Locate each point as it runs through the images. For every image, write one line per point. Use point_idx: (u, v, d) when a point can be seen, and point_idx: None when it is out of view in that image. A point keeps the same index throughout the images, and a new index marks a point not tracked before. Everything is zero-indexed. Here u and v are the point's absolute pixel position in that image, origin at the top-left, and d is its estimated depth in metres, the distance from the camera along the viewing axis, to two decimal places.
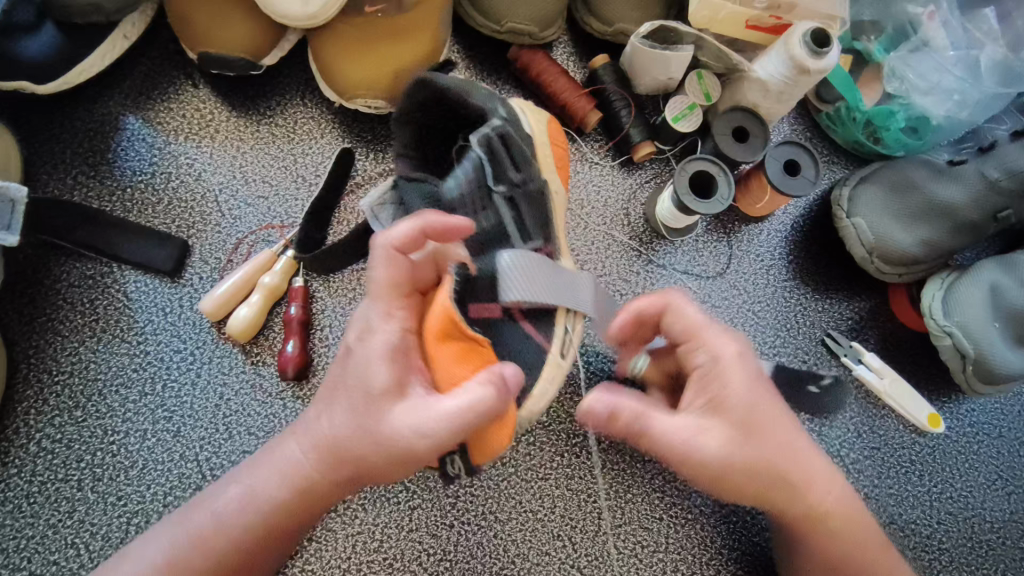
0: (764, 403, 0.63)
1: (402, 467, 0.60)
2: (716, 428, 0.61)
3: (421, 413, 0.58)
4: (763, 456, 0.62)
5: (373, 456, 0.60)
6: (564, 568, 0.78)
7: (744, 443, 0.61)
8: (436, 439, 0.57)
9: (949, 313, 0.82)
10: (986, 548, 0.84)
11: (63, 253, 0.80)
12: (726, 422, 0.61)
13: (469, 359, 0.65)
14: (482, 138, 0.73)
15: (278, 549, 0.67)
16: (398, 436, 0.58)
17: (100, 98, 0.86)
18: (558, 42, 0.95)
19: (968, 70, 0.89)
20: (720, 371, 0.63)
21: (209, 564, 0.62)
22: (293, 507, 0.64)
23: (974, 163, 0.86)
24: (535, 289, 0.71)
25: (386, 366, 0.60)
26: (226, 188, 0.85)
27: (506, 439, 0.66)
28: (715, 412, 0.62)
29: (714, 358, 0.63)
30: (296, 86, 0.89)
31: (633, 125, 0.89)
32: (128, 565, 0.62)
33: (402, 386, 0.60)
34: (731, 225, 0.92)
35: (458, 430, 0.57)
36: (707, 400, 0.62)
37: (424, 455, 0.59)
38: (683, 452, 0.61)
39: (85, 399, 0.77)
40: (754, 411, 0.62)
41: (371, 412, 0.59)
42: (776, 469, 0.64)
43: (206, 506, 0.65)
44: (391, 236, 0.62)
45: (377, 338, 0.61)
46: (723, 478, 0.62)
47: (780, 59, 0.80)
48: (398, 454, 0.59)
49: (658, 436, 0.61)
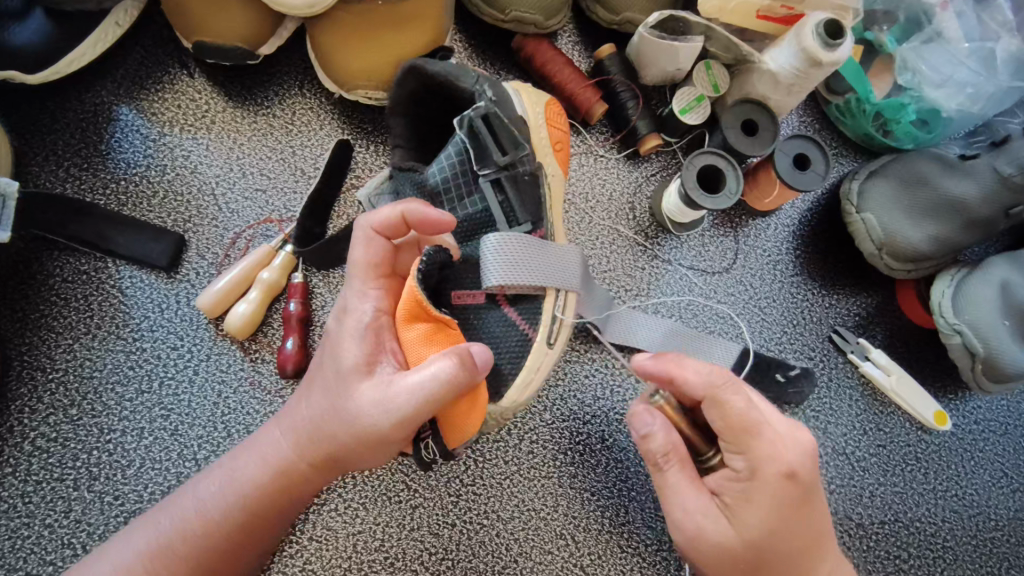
0: (796, 498, 0.57)
1: (374, 447, 0.58)
2: (746, 516, 0.57)
3: (386, 387, 0.57)
4: (773, 549, 0.57)
5: (343, 433, 0.58)
6: (567, 567, 0.77)
7: (755, 545, 0.57)
8: (400, 412, 0.56)
9: (959, 310, 0.81)
10: (992, 546, 0.84)
11: (56, 247, 0.78)
12: (752, 509, 0.57)
13: (436, 341, 0.61)
14: (465, 122, 0.69)
15: (263, 539, 0.65)
16: (364, 410, 0.57)
17: (92, 87, 0.83)
18: (562, 32, 0.93)
19: (981, 62, 0.87)
20: (759, 459, 0.57)
21: (191, 550, 0.61)
22: (274, 491, 0.63)
23: (986, 158, 0.83)
24: (520, 274, 0.68)
25: (357, 342, 0.59)
26: (223, 181, 0.83)
27: (479, 423, 0.64)
28: (750, 498, 0.57)
29: (752, 462, 0.57)
30: (295, 76, 0.86)
31: (640, 117, 0.87)
32: (111, 554, 0.61)
33: (372, 363, 0.59)
34: (738, 220, 0.90)
35: (421, 403, 0.55)
36: (734, 500, 0.57)
37: (392, 431, 0.57)
38: (696, 518, 0.58)
39: (80, 396, 0.75)
40: (781, 499, 0.57)
41: (342, 388, 0.59)
42: (784, 564, 0.58)
43: (185, 492, 0.64)
44: (372, 217, 0.62)
45: (351, 317, 0.61)
46: (728, 565, 0.58)
47: (792, 50, 0.78)
48: (369, 432, 0.57)
49: (672, 491, 0.59)
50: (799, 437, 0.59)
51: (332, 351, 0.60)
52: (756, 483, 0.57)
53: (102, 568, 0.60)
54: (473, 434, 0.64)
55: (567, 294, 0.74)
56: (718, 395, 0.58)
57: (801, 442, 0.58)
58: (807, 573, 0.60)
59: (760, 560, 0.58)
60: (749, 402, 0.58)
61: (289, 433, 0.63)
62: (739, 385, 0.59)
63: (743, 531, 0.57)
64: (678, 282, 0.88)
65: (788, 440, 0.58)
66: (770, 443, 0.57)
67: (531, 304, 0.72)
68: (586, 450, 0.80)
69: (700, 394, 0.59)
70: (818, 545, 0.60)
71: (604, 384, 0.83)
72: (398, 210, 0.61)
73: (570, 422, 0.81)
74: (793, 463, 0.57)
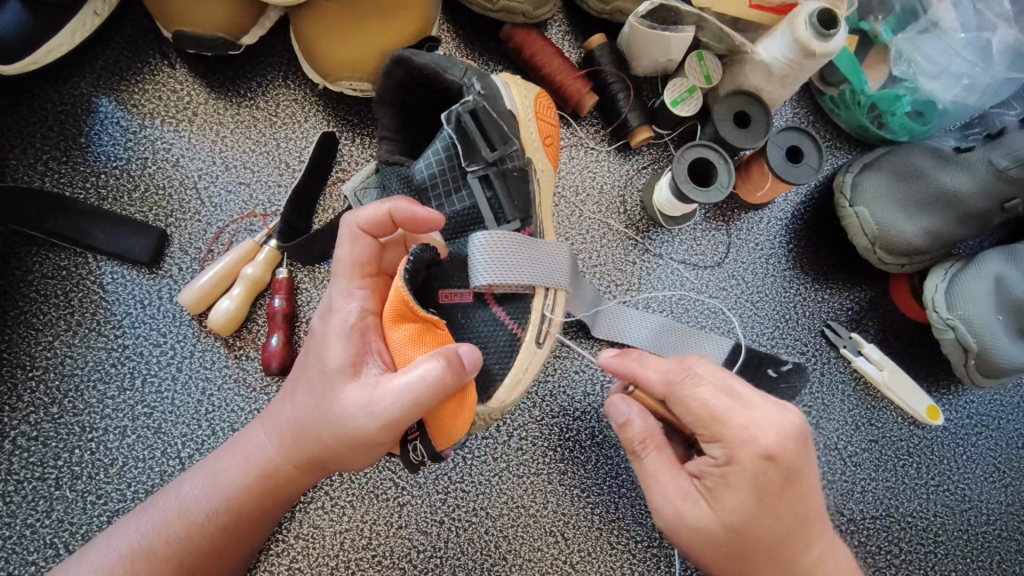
0: (778, 483, 0.55)
1: (360, 450, 0.57)
2: (724, 501, 0.56)
3: (372, 389, 0.56)
4: (757, 535, 0.56)
5: (327, 435, 0.57)
6: (557, 564, 0.76)
7: (737, 530, 0.56)
8: (386, 416, 0.55)
9: (952, 305, 0.80)
10: (983, 541, 0.84)
11: (35, 243, 0.77)
12: (730, 494, 0.55)
13: (424, 342, 0.59)
14: (453, 116, 0.67)
15: (247, 539, 0.64)
16: (350, 413, 0.56)
17: (70, 79, 0.81)
18: (553, 22, 0.91)
19: (978, 53, 0.86)
20: (733, 445, 0.55)
21: (174, 552, 0.60)
22: (257, 493, 0.62)
23: (982, 150, 0.82)
24: (509, 272, 0.67)
25: (342, 343, 0.58)
26: (206, 175, 0.81)
27: (467, 425, 0.63)
28: (727, 484, 0.55)
29: (729, 448, 0.55)
30: (279, 66, 0.85)
31: (632, 110, 0.85)
32: (91, 556, 0.60)
33: (358, 365, 0.58)
34: (730, 213, 0.89)
35: (408, 407, 0.54)
36: (712, 484, 0.56)
37: (378, 434, 0.55)
38: (675, 502, 0.58)
39: (61, 394, 0.74)
40: (762, 484, 0.55)
41: (327, 390, 0.57)
42: (773, 550, 0.57)
43: (168, 492, 0.63)
44: (358, 214, 0.60)
45: (337, 317, 0.59)
46: (712, 549, 0.57)
47: (786, 40, 0.77)
48: (354, 435, 0.56)
49: (653, 476, 0.59)
50: (786, 419, 0.56)
51: (316, 351, 0.59)
52: (732, 468, 0.55)
53: (82, 570, 0.59)
54: (461, 436, 0.63)
55: (557, 292, 0.73)
56: (677, 390, 0.58)
57: (785, 422, 0.55)
58: (797, 559, 0.58)
59: (746, 546, 0.56)
60: (715, 390, 0.57)
61: (273, 434, 0.62)
62: (701, 376, 0.58)
63: (723, 516, 0.56)
64: (669, 276, 0.86)
65: (768, 422, 0.55)
66: (744, 428, 0.55)
67: (518, 301, 0.70)
68: (576, 446, 0.80)
69: (660, 392, 0.60)
70: (811, 527, 0.58)
71: (593, 379, 0.82)
72: (385, 208, 0.59)
73: (560, 418, 0.80)
74: (773, 445, 0.54)
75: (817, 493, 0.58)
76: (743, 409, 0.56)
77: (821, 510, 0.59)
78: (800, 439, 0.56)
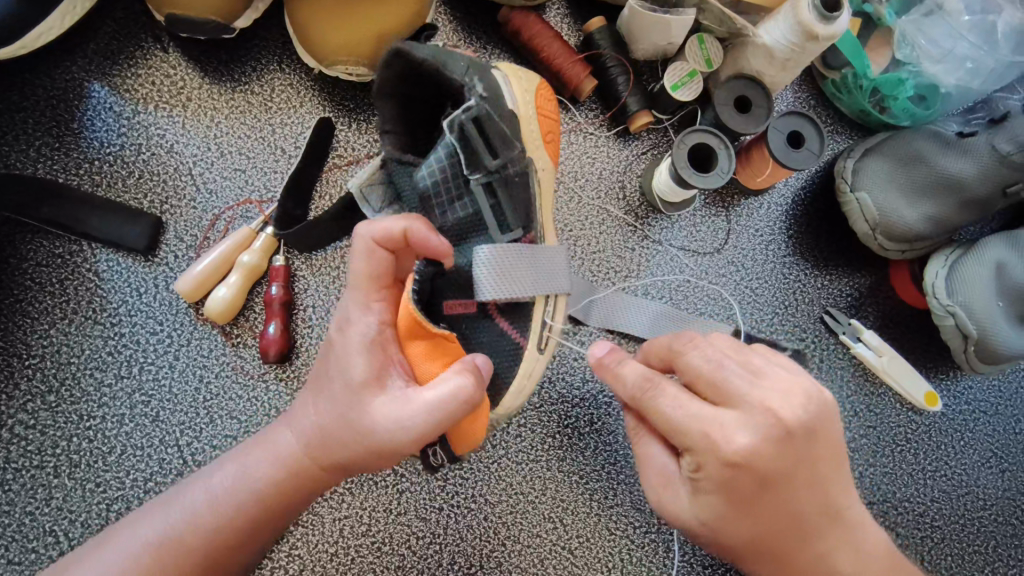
0: (753, 484, 0.53)
1: (388, 458, 0.57)
2: (701, 502, 0.55)
3: (404, 402, 0.56)
4: (745, 532, 0.55)
5: (356, 445, 0.57)
6: (555, 550, 0.76)
7: (718, 527, 0.55)
8: (416, 429, 0.55)
9: (952, 291, 0.79)
10: (980, 525, 0.84)
11: (28, 230, 0.76)
12: (704, 496, 0.54)
13: (436, 356, 0.62)
14: (454, 122, 0.66)
15: (271, 535, 0.64)
16: (380, 425, 0.56)
17: (62, 64, 0.80)
18: (550, 4, 0.90)
19: (983, 36, 0.85)
20: (699, 453, 0.53)
21: (202, 544, 0.60)
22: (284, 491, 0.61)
23: (984, 135, 0.81)
24: (512, 285, 0.66)
25: (364, 357, 0.57)
26: (200, 161, 0.80)
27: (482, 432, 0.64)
28: (700, 487, 0.54)
29: (701, 457, 0.53)
30: (273, 50, 0.84)
31: (630, 95, 0.84)
32: (117, 544, 0.60)
33: (381, 377, 0.58)
34: (730, 199, 0.88)
35: (438, 422, 0.55)
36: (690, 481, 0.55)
37: (410, 446, 0.56)
38: (656, 491, 0.58)
39: (58, 382, 0.74)
40: (734, 488, 0.53)
41: (353, 403, 0.57)
42: (762, 541, 0.56)
43: (195, 483, 0.63)
44: (373, 227, 0.58)
45: (355, 330, 0.58)
46: (701, 538, 0.57)
47: (788, 24, 0.75)
48: (383, 447, 0.56)
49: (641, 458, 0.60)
50: (752, 423, 0.52)
51: (338, 362, 0.58)
52: (701, 473, 0.53)
53: (108, 558, 0.59)
54: (480, 440, 0.64)
55: (556, 298, 0.72)
56: (644, 405, 0.57)
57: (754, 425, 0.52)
58: (791, 551, 0.57)
59: (732, 541, 0.56)
60: (683, 395, 0.55)
61: (300, 436, 0.61)
62: (667, 389, 0.55)
63: (699, 514, 0.55)
64: (669, 263, 0.86)
65: (737, 428, 0.52)
66: (705, 436, 0.52)
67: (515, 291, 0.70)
68: (573, 433, 0.80)
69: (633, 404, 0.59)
70: (806, 521, 0.56)
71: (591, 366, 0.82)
72: (403, 225, 0.59)
73: (558, 406, 0.80)
74: (738, 453, 0.52)
75: (813, 488, 0.55)
76: (709, 415, 0.53)
77: (823, 502, 0.56)
78: (773, 440, 0.52)
